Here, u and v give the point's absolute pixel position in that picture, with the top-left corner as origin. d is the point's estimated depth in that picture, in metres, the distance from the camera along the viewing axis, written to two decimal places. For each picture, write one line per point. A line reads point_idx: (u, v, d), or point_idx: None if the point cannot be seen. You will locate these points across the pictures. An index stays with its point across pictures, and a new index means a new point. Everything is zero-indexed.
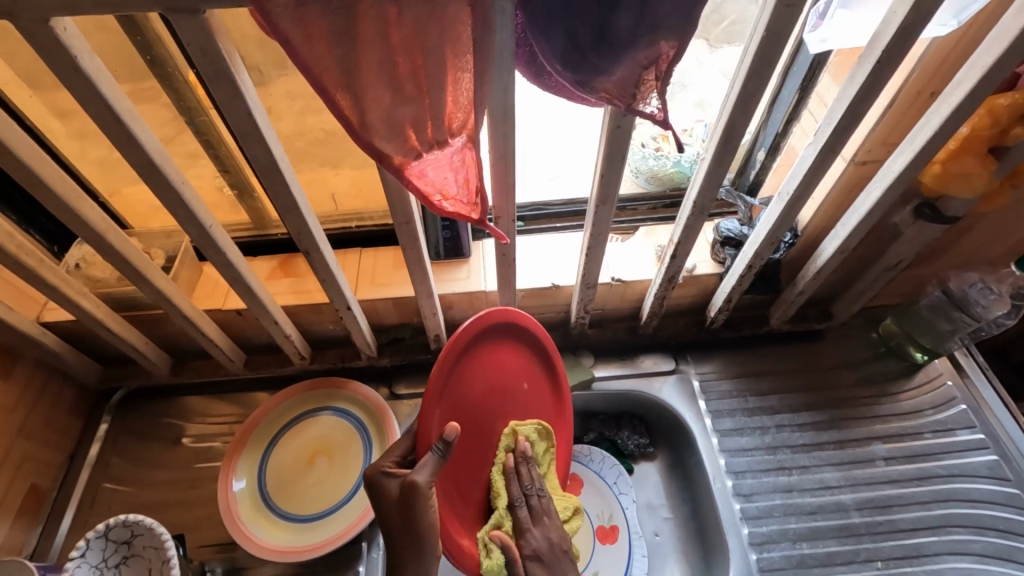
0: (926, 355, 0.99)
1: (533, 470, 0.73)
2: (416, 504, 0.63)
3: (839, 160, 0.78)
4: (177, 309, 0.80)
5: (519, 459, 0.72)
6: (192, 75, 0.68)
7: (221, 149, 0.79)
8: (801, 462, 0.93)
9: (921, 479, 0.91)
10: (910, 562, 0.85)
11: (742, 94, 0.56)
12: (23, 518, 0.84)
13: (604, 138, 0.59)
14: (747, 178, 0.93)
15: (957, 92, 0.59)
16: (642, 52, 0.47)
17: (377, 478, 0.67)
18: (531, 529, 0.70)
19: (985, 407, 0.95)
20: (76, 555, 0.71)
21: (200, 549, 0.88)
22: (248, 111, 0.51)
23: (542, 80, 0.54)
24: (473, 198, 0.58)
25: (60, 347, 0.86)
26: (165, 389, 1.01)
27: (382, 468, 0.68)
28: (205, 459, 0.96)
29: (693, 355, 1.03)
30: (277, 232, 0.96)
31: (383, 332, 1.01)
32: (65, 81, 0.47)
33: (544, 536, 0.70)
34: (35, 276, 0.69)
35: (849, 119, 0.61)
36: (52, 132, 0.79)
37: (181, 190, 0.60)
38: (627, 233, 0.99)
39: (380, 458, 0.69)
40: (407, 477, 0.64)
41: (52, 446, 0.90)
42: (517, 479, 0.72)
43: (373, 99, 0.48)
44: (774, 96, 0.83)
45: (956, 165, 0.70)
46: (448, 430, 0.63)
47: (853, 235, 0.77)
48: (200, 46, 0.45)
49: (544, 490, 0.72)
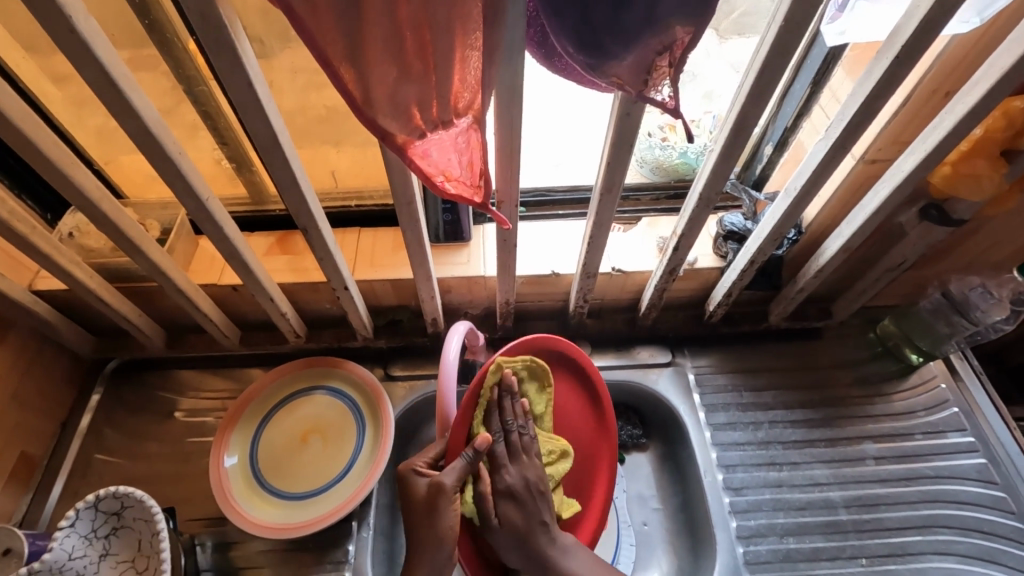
0: (921, 357, 0.99)
1: (518, 405, 0.73)
2: (440, 507, 0.67)
3: (848, 158, 0.77)
4: (172, 283, 0.79)
5: (502, 392, 0.72)
6: (192, 43, 0.66)
7: (220, 121, 0.77)
8: (792, 458, 0.93)
9: (910, 479, 0.91)
10: (894, 560, 0.86)
11: (755, 86, 0.55)
12: (12, 485, 0.84)
13: (613, 125, 0.58)
14: (753, 172, 0.92)
15: (973, 93, 0.57)
16: (656, 37, 0.46)
17: (408, 474, 0.70)
18: (508, 466, 0.72)
19: (977, 411, 0.95)
20: (66, 524, 0.71)
21: (190, 522, 0.88)
22: (249, 82, 0.50)
23: (552, 62, 0.52)
24: (476, 181, 0.57)
25: (52, 316, 0.85)
26: (158, 361, 1.01)
27: (414, 466, 0.71)
28: (197, 433, 0.95)
29: (690, 349, 1.03)
30: (276, 208, 0.94)
31: (380, 313, 1.01)
32: (60, 42, 0.45)
33: (520, 474, 0.72)
34: (27, 243, 0.67)
35: (862, 116, 0.59)
36: (46, 96, 0.77)
37: (178, 161, 0.59)
38: (629, 224, 0.98)
39: (414, 456, 0.72)
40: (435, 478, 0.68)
41: (43, 415, 0.89)
42: (500, 412, 0.72)
43: (378, 75, 0.46)
44: (785, 90, 0.81)
45: (966, 167, 0.69)
46: (477, 440, 0.67)
47: (858, 234, 0.77)
48: (200, 12, 0.43)
49: (526, 427, 0.73)
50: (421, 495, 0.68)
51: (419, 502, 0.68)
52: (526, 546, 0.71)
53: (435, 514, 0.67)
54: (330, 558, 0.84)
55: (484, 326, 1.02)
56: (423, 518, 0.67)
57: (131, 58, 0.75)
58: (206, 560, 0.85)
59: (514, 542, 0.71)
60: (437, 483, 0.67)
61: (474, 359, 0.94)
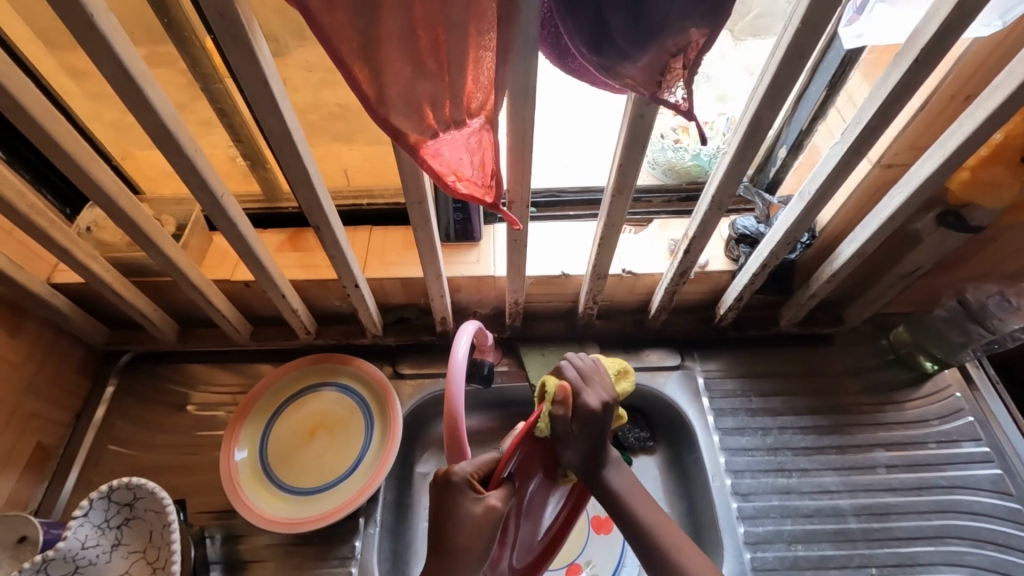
0: (935, 365, 0.97)
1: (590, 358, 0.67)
2: (494, 534, 0.59)
3: (864, 162, 0.76)
4: (185, 277, 0.80)
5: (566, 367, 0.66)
6: (208, 40, 0.67)
7: (235, 118, 0.78)
8: (802, 465, 0.92)
9: (921, 489, 0.90)
10: (904, 570, 0.85)
11: (770, 88, 0.55)
12: (27, 474, 0.86)
13: (625, 127, 0.58)
14: (767, 175, 0.91)
15: (994, 98, 0.56)
16: (671, 39, 0.45)
17: (462, 488, 0.60)
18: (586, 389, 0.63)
19: (992, 421, 0.94)
20: (79, 514, 0.72)
21: (199, 514, 0.89)
22: (264, 80, 0.50)
23: (565, 63, 0.52)
24: (487, 181, 0.57)
25: (68, 308, 0.87)
26: (171, 355, 1.02)
27: (466, 480, 0.60)
28: (208, 427, 0.96)
29: (700, 352, 1.02)
30: (288, 205, 0.95)
31: (390, 310, 1.01)
32: (81, 39, 0.46)
33: (599, 394, 0.63)
34: (46, 237, 0.69)
35: (878, 121, 0.59)
36: (66, 92, 0.79)
37: (194, 158, 0.60)
38: (640, 226, 0.97)
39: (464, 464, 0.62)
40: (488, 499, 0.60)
41: (58, 405, 0.91)
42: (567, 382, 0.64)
43: (392, 75, 0.47)
44: (800, 93, 0.81)
45: (985, 173, 0.69)
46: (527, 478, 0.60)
47: (873, 240, 0.76)
48: (218, 10, 0.44)
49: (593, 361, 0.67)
50: (473, 520, 0.58)
51: (468, 525, 0.58)
52: (595, 448, 0.64)
53: (486, 539, 0.58)
54: (336, 553, 0.85)
55: (493, 326, 1.03)
56: (475, 545, 0.58)
57: (150, 56, 0.76)
58: (215, 552, 0.86)
59: (585, 445, 0.63)
60: (494, 507, 0.59)
61: (483, 358, 0.95)
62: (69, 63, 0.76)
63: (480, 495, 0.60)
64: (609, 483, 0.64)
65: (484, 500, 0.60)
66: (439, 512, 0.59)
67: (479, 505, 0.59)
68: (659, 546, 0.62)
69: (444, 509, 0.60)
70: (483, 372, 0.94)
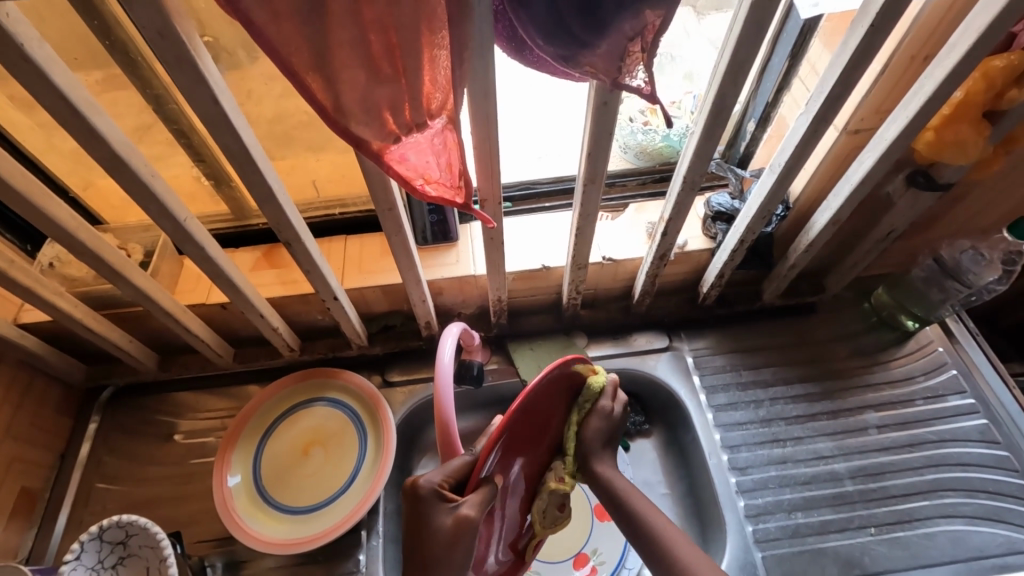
0: (917, 322, 0.99)
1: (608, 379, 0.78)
2: (467, 542, 0.59)
3: (832, 130, 0.77)
4: (158, 306, 0.77)
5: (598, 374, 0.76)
6: (156, 60, 0.65)
7: (194, 138, 0.76)
8: (796, 433, 0.93)
9: (913, 446, 0.92)
10: (903, 526, 0.86)
11: (732, 64, 0.54)
12: (14, 522, 0.83)
13: (590, 115, 0.57)
14: (737, 150, 0.92)
15: (951, 56, 0.57)
16: (628, 23, 0.45)
17: (428, 498, 0.60)
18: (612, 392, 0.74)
19: (975, 372, 0.96)
20: (71, 557, 0.70)
21: (198, 544, 0.87)
22: (215, 98, 0.49)
23: (524, 55, 0.51)
24: (456, 182, 0.56)
25: (40, 347, 0.84)
26: (153, 385, 0.99)
27: (434, 491, 0.61)
28: (199, 454, 0.94)
29: (686, 332, 1.03)
30: (258, 221, 0.93)
31: (373, 320, 1.00)
32: (15, 70, 0.44)
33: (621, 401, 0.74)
34: (6, 278, 0.66)
35: (841, 88, 0.59)
36: (14, 125, 0.76)
37: (152, 184, 0.57)
38: (617, 212, 0.97)
39: (431, 471, 0.63)
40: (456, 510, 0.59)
41: (40, 447, 0.88)
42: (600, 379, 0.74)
43: (346, 82, 0.45)
44: (763, 65, 0.81)
45: (950, 132, 0.69)
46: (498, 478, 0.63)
47: (846, 206, 0.76)
48: (157, 30, 0.42)
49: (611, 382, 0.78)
50: (444, 530, 0.58)
51: (438, 537, 0.58)
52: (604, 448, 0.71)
53: (459, 549, 0.58)
54: (341, 569, 0.84)
55: (479, 325, 1.02)
56: (445, 555, 0.58)
57: (98, 81, 0.73)
58: None
59: (602, 435, 0.70)
60: (465, 518, 0.58)
61: (471, 358, 0.93)
62: (14, 94, 0.73)
63: (452, 506, 0.60)
64: (602, 475, 0.69)
65: (456, 511, 0.59)
66: (408, 519, 0.62)
67: (450, 515, 0.59)
68: (654, 535, 0.66)
69: (417, 519, 0.61)
70: (473, 373, 0.93)
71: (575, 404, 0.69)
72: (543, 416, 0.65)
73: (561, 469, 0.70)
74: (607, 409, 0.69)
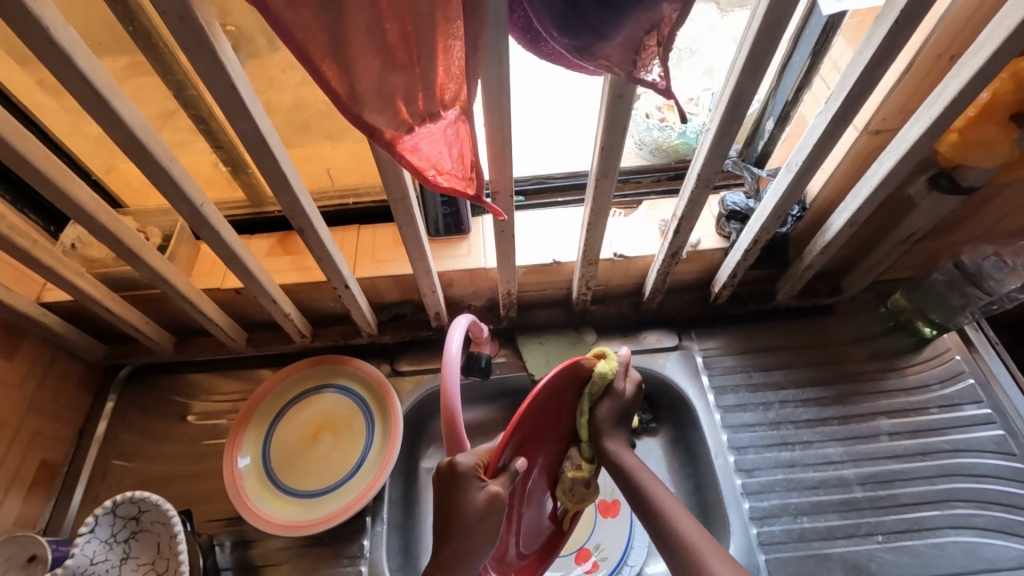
0: (935, 329, 0.97)
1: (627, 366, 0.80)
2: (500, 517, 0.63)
3: (852, 129, 0.75)
4: (175, 288, 0.79)
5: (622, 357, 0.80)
6: (179, 48, 0.66)
7: (213, 124, 0.77)
8: (804, 437, 0.92)
9: (925, 454, 0.90)
10: (911, 535, 0.85)
11: (751, 59, 0.53)
12: (34, 493, 0.86)
13: (604, 108, 0.56)
14: (755, 148, 0.90)
15: (979, 55, 0.55)
16: (644, 14, 0.44)
17: (461, 485, 0.63)
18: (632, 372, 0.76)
19: (993, 382, 0.94)
20: (86, 530, 0.72)
21: (208, 523, 0.89)
22: (233, 85, 0.49)
23: (539, 47, 0.51)
24: (468, 173, 0.56)
25: (62, 326, 0.86)
26: (169, 365, 1.02)
27: (470, 469, 0.64)
28: (211, 435, 0.96)
29: (697, 331, 1.02)
30: (273, 209, 0.94)
31: (385, 309, 1.01)
32: (41, 53, 0.45)
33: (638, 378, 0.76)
34: (29, 257, 0.68)
35: (863, 85, 0.58)
36: (40, 107, 0.77)
37: (170, 167, 0.58)
38: (630, 208, 0.97)
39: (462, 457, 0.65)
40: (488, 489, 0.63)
41: (59, 424, 0.91)
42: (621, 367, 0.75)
43: (361, 70, 0.46)
44: (784, 62, 0.79)
45: (975, 133, 0.67)
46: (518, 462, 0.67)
47: (864, 208, 0.75)
48: (177, 14, 0.43)
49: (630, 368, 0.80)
50: (475, 508, 0.62)
51: (472, 512, 0.62)
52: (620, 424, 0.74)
53: (488, 526, 0.62)
54: (346, 553, 0.85)
55: (488, 318, 1.02)
56: (474, 529, 0.62)
57: (123, 66, 0.75)
58: (226, 559, 0.86)
59: (613, 416, 0.73)
60: (495, 495, 0.62)
61: (480, 350, 0.94)
62: (41, 78, 0.75)
63: (483, 483, 0.64)
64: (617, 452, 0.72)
65: (486, 488, 0.64)
66: (442, 499, 0.64)
67: (482, 493, 0.63)
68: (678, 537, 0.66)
69: (451, 497, 0.63)
70: (481, 365, 0.94)
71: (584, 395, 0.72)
72: (557, 409, 0.71)
73: (578, 456, 0.74)
74: (620, 389, 0.73)
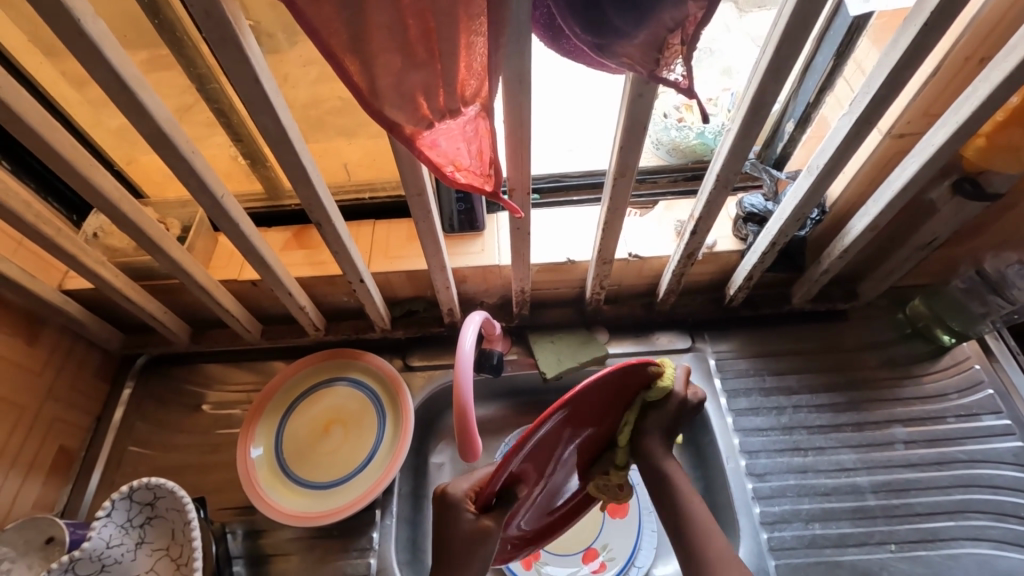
0: (954, 338, 0.95)
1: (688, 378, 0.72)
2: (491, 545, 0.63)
3: (875, 133, 0.74)
4: (193, 279, 0.80)
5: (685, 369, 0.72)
6: (203, 41, 0.67)
7: (234, 117, 0.78)
8: (818, 443, 0.91)
9: (942, 464, 0.89)
10: (926, 545, 0.84)
11: (774, 60, 0.53)
12: (52, 476, 0.88)
13: (625, 106, 0.56)
14: (774, 150, 0.89)
15: (1010, 59, 0.54)
16: (668, 13, 0.44)
17: (452, 517, 0.64)
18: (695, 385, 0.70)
19: (1013, 392, 0.92)
20: (103, 514, 0.74)
21: (220, 511, 0.90)
22: (256, 79, 0.50)
23: (560, 45, 0.51)
24: (486, 170, 0.56)
25: (82, 314, 0.88)
26: (184, 355, 1.03)
27: (460, 500, 0.65)
28: (225, 425, 0.98)
29: (710, 333, 1.01)
30: (291, 202, 0.95)
31: (398, 304, 1.01)
32: (71, 46, 0.45)
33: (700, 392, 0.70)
34: (53, 245, 0.69)
35: (888, 88, 0.57)
36: (66, 99, 0.79)
37: (192, 160, 0.59)
38: (646, 208, 0.96)
39: (457, 489, 0.66)
40: (477, 522, 0.63)
41: (78, 409, 0.92)
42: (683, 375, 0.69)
43: (383, 66, 0.46)
44: (806, 64, 0.78)
45: (1002, 138, 0.66)
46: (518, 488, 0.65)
47: (885, 213, 0.74)
48: (204, 10, 0.43)
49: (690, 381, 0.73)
50: (466, 539, 0.63)
51: (463, 543, 0.63)
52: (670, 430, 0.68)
53: (477, 556, 0.63)
54: (355, 545, 0.86)
55: (501, 315, 1.02)
56: (462, 561, 0.62)
57: (145, 59, 0.76)
58: (237, 547, 0.87)
59: (662, 428, 0.67)
60: (485, 528, 0.63)
61: (492, 348, 0.94)
62: (68, 70, 0.76)
63: (474, 515, 0.64)
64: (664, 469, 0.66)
65: (478, 520, 0.64)
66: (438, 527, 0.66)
67: (470, 524, 0.63)
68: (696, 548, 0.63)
69: (444, 525, 0.65)
70: (492, 362, 0.94)
71: (637, 398, 0.66)
72: (599, 412, 0.64)
73: (610, 461, 0.69)
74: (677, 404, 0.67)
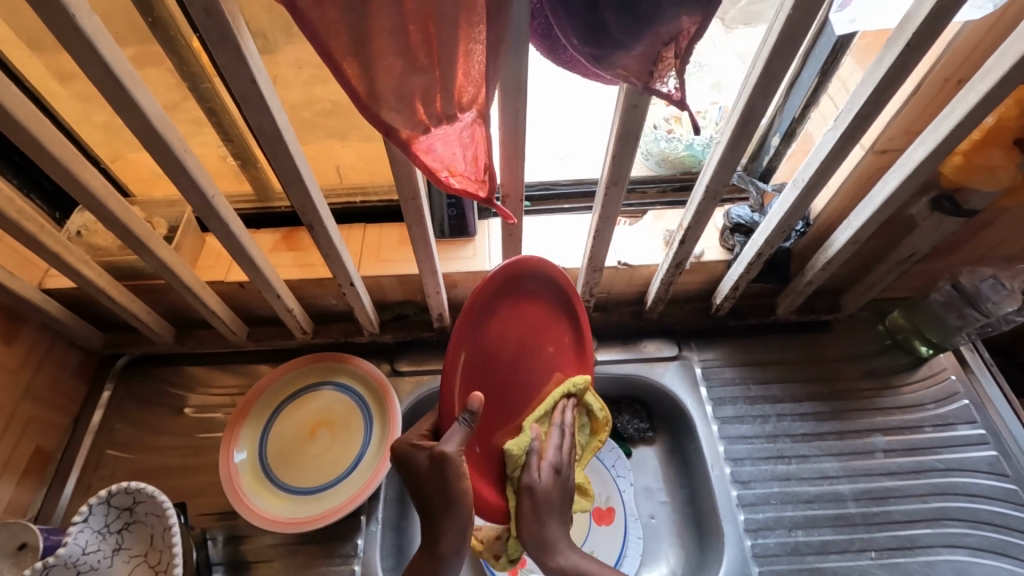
0: (932, 349, 0.98)
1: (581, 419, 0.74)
2: (446, 469, 0.64)
3: (858, 148, 0.77)
4: (179, 279, 0.79)
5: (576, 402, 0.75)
6: (196, 39, 0.66)
7: (225, 117, 0.77)
8: (801, 451, 0.93)
9: (920, 472, 0.91)
10: (904, 552, 0.85)
11: (763, 76, 0.54)
12: (27, 479, 0.86)
13: (618, 118, 0.57)
14: (760, 163, 0.92)
15: (987, 81, 0.56)
16: (663, 27, 0.45)
17: (406, 448, 0.69)
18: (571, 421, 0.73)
19: (987, 403, 0.94)
20: (80, 519, 0.72)
21: (200, 517, 0.89)
22: (253, 78, 0.50)
23: (557, 55, 0.52)
24: (481, 176, 0.56)
25: (62, 313, 0.86)
26: (167, 356, 1.01)
27: (411, 441, 0.69)
28: (207, 428, 0.96)
29: (697, 342, 1.03)
30: (281, 203, 0.95)
31: (387, 308, 1.01)
32: (64, 40, 0.45)
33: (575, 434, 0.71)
34: (35, 242, 0.68)
35: (872, 106, 0.58)
36: (53, 94, 0.78)
37: (183, 158, 0.59)
38: (636, 217, 0.98)
39: (410, 432, 0.71)
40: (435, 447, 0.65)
41: (55, 411, 0.90)
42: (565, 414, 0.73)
43: (382, 70, 0.46)
44: (793, 80, 0.80)
45: (979, 157, 0.69)
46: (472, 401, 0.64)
47: (867, 226, 0.76)
48: (204, 8, 0.43)
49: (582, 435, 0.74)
50: (423, 467, 0.66)
51: (426, 474, 0.66)
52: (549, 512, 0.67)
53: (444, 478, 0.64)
54: (339, 552, 0.85)
55: None
56: (434, 485, 0.65)
57: (135, 55, 0.75)
58: (217, 554, 0.85)
59: (539, 510, 0.66)
60: (441, 450, 0.64)
61: None
62: (56, 65, 0.75)
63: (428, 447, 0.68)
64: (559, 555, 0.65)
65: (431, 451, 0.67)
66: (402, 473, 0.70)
67: (423, 455, 0.67)
68: None
69: (408, 473, 0.68)
70: None
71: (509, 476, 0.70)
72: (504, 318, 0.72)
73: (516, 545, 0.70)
74: (534, 470, 0.67)
